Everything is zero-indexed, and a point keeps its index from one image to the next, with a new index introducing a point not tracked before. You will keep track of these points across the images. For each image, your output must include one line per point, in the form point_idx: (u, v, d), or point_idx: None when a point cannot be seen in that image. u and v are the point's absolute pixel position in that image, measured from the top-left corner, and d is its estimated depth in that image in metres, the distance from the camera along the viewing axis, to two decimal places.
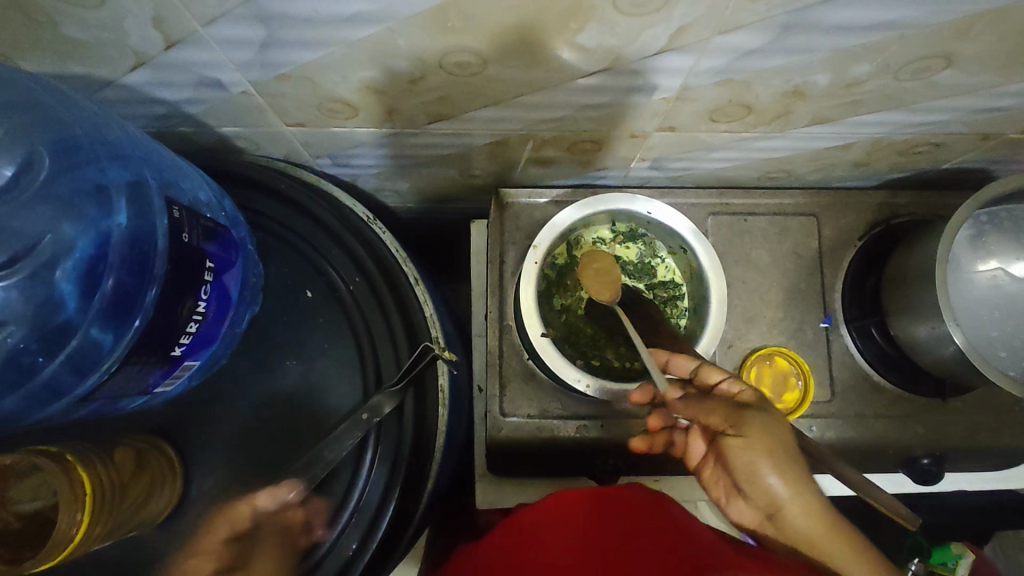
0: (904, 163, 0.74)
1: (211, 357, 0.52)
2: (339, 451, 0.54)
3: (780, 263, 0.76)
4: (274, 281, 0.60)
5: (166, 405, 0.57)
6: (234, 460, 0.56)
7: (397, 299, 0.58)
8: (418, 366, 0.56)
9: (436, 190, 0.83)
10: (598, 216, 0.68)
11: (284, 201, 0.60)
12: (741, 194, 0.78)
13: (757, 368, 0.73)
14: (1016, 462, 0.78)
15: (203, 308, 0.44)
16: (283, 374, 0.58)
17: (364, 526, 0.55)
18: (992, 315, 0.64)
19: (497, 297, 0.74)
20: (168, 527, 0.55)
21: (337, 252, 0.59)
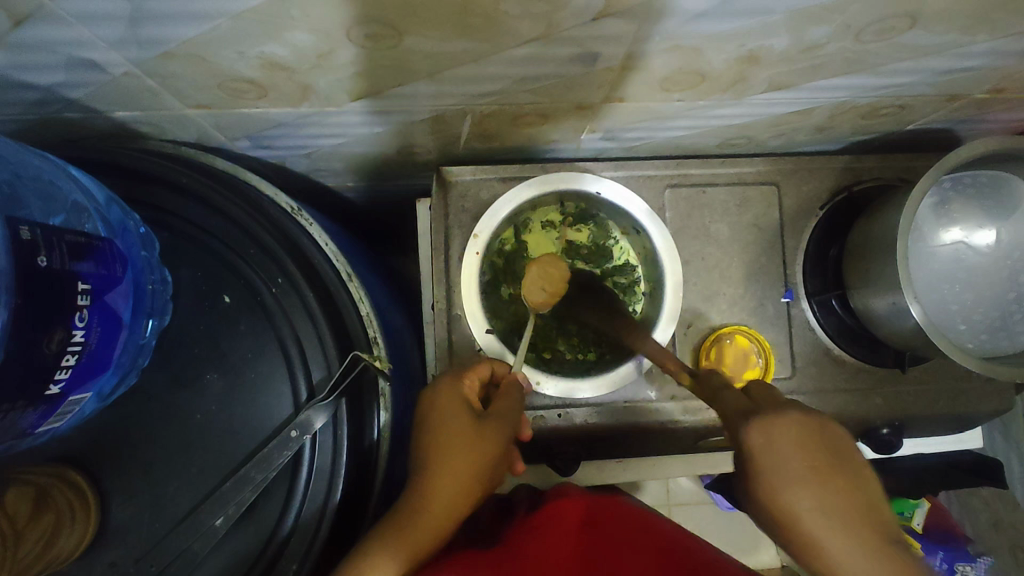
0: (868, 126, 0.71)
1: (123, 371, 0.49)
2: (267, 472, 0.50)
3: (740, 237, 0.73)
4: (188, 287, 0.54)
5: (75, 431, 0.51)
6: (156, 486, 0.52)
7: (325, 301, 0.53)
8: (348, 378, 0.52)
9: (376, 169, 0.76)
10: (546, 197, 0.64)
11: (185, 195, 0.53)
12: (700, 164, 0.73)
13: (717, 348, 0.69)
14: (970, 424, 0.79)
15: (81, 338, 0.39)
16: (203, 390, 0.53)
17: (302, 548, 0.50)
18: (954, 287, 0.62)
19: (445, 286, 0.69)
20: (87, 563, 0.50)
21: (254, 252, 0.53)
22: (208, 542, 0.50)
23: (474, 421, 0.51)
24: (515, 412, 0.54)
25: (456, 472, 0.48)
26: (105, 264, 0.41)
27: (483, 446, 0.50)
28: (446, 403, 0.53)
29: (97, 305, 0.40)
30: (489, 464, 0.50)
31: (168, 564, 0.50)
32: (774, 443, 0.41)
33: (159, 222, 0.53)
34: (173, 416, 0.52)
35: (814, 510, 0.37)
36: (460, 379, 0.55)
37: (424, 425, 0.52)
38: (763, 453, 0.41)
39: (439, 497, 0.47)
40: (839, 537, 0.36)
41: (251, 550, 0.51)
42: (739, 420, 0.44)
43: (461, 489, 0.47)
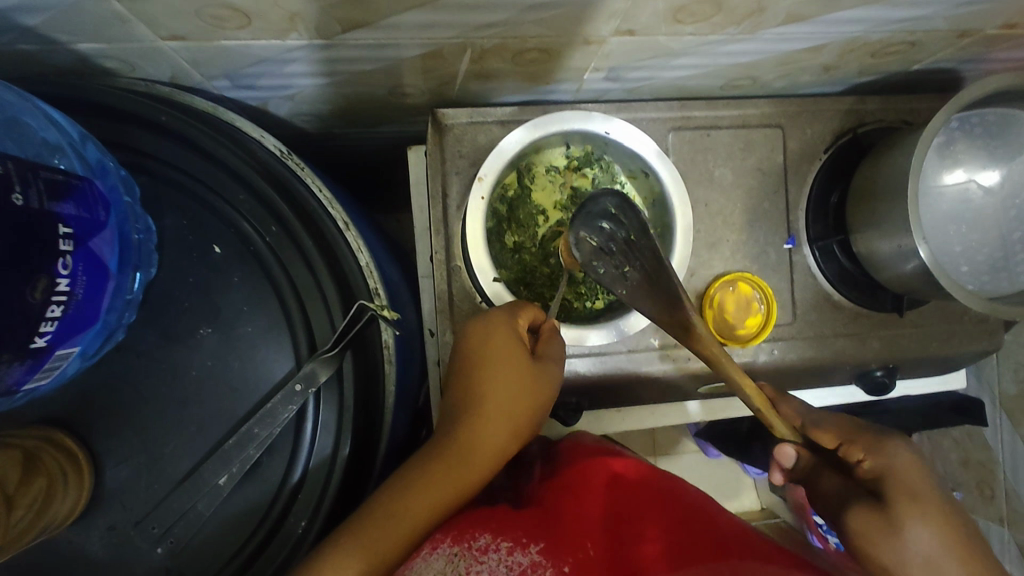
0: (875, 66, 0.69)
1: (108, 331, 0.45)
2: (272, 427, 0.48)
3: (744, 182, 0.71)
4: (174, 236, 0.50)
5: (62, 391, 0.48)
6: (152, 446, 0.49)
7: (324, 249, 0.50)
8: (354, 330, 0.49)
9: (365, 114, 0.72)
10: (551, 138, 0.61)
11: (166, 134, 0.49)
12: (704, 105, 0.71)
13: (720, 296, 0.69)
14: (958, 366, 0.81)
15: (66, 286, 0.37)
16: (197, 346, 0.50)
17: (310, 504, 0.49)
18: (957, 229, 0.62)
19: (443, 235, 0.66)
20: (85, 526, 0.48)
21: (245, 198, 0.49)
22: (213, 501, 0.48)
23: (527, 367, 0.54)
24: (557, 358, 0.56)
25: (503, 422, 0.52)
26: (87, 207, 0.39)
27: (531, 395, 0.53)
28: (499, 343, 0.54)
29: (81, 251, 0.38)
30: (532, 413, 0.54)
31: (172, 525, 0.48)
32: (918, 479, 0.48)
33: (139, 165, 0.49)
34: (166, 374, 0.49)
35: (933, 538, 0.44)
36: (516, 316, 0.55)
37: (475, 363, 0.54)
38: (901, 486, 0.48)
39: (486, 443, 0.50)
40: (937, 553, 0.44)
41: (257, 508, 0.49)
42: (868, 448, 0.52)
43: (505, 440, 0.51)
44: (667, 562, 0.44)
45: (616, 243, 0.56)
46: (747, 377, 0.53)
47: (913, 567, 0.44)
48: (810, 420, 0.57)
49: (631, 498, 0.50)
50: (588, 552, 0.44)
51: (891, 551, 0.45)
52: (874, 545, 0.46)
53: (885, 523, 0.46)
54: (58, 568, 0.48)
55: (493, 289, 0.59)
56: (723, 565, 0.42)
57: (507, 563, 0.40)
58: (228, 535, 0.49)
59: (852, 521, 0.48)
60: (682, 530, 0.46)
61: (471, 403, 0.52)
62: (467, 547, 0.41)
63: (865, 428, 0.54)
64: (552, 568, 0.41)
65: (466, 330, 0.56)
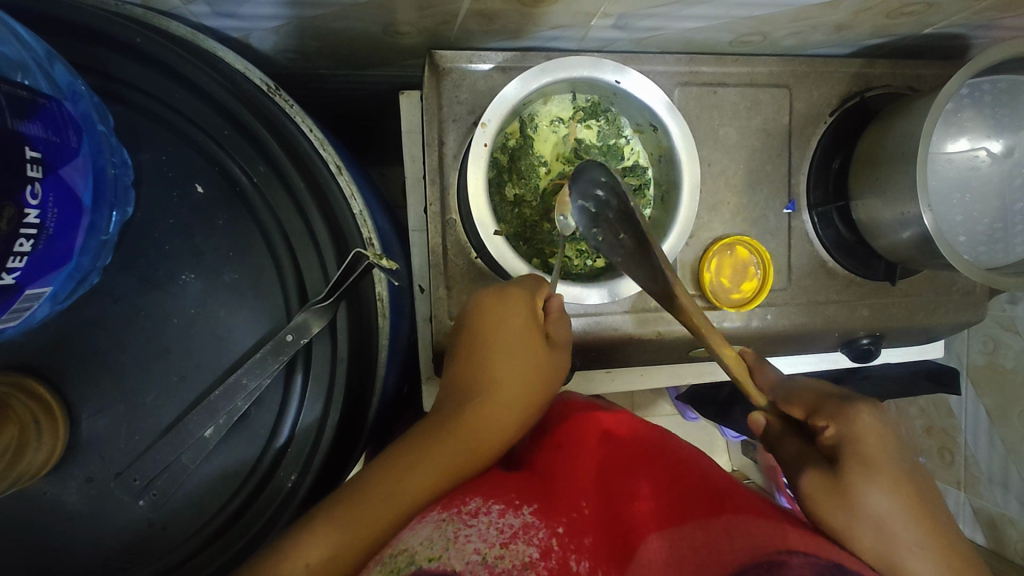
0: (887, 28, 0.67)
1: (82, 274, 0.42)
2: (261, 378, 0.46)
3: (748, 143, 0.70)
4: (152, 173, 0.47)
5: (32, 336, 0.45)
6: (132, 396, 0.47)
7: (317, 194, 0.47)
8: (348, 280, 0.46)
9: (355, 56, 0.67)
10: (557, 85, 0.58)
11: (140, 58, 0.44)
12: (713, 61, 0.68)
13: (717, 259, 0.68)
14: (939, 336, 0.82)
15: (36, 219, 0.34)
16: (179, 292, 0.47)
17: (302, 457, 0.47)
18: (958, 198, 0.62)
19: (438, 186, 0.64)
20: (60, 478, 0.46)
21: (231, 134, 0.46)
22: (198, 453, 0.46)
23: (541, 347, 0.53)
24: (566, 343, 0.56)
25: (516, 400, 0.49)
26: (55, 128, 0.35)
27: (543, 373, 0.52)
28: (512, 320, 0.53)
29: (52, 180, 0.35)
30: (545, 390, 0.52)
31: (154, 477, 0.46)
32: (880, 445, 0.43)
33: (112, 92, 0.45)
34: (146, 320, 0.46)
35: (884, 503, 0.40)
36: (534, 292, 0.55)
37: (492, 337, 0.52)
38: (858, 452, 0.42)
39: (499, 418, 0.47)
40: (887, 518, 0.40)
41: (246, 461, 0.48)
42: (828, 413, 0.46)
43: (516, 415, 0.48)
44: (661, 517, 0.43)
45: (612, 208, 0.52)
46: (728, 347, 0.49)
47: (862, 534, 0.40)
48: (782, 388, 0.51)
49: (625, 459, 0.50)
50: (582, 512, 0.42)
51: (842, 518, 0.41)
52: (825, 511, 0.42)
53: (836, 489, 0.42)
54: (33, 519, 0.46)
55: (493, 243, 0.57)
56: (715, 520, 0.41)
57: (497, 525, 0.38)
58: (215, 487, 0.47)
59: (807, 487, 0.43)
60: (675, 487, 0.46)
61: (484, 377, 0.50)
62: (455, 512, 0.39)
63: (830, 394, 0.48)
64: (545, 529, 0.39)
65: (482, 302, 0.55)
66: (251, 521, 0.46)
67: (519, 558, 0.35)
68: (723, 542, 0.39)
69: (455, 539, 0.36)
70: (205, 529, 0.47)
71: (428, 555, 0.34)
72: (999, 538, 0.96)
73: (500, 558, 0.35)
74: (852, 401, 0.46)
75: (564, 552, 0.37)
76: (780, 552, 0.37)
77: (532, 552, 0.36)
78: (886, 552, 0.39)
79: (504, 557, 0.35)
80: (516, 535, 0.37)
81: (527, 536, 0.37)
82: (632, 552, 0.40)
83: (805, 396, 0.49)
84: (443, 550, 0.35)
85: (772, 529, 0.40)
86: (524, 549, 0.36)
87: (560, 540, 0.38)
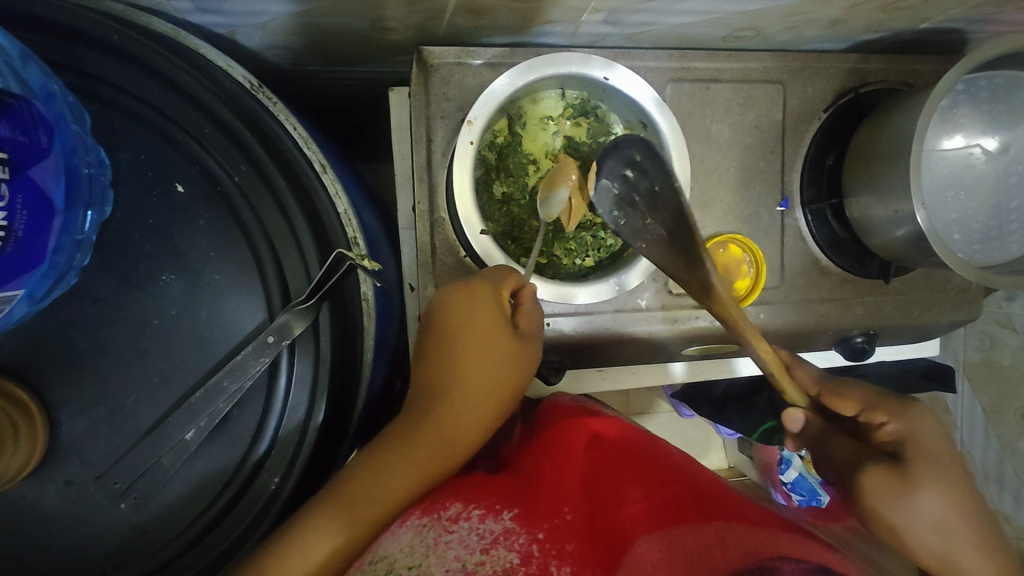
0: (883, 22, 0.66)
1: (58, 274, 0.41)
2: (242, 380, 0.46)
3: (741, 139, 0.69)
4: (130, 172, 0.46)
5: (10, 338, 0.45)
6: (112, 399, 0.46)
7: (299, 193, 0.46)
8: (331, 282, 0.46)
9: (343, 52, 0.66)
10: (545, 82, 0.58)
11: (117, 55, 0.44)
12: (706, 56, 0.68)
13: (710, 258, 0.67)
14: (934, 334, 0.82)
15: (4, 219, 0.34)
16: (159, 293, 0.46)
17: (285, 460, 0.46)
18: (954, 196, 0.61)
19: (427, 184, 0.63)
20: (40, 481, 0.45)
21: (211, 132, 0.45)
22: (180, 456, 0.46)
23: (510, 342, 0.52)
24: (536, 332, 0.55)
25: (482, 401, 0.49)
26: (25, 129, 0.36)
27: (513, 367, 0.52)
28: (479, 317, 0.52)
29: (20, 181, 0.35)
30: (512, 385, 0.51)
31: (135, 480, 0.46)
32: (941, 446, 0.45)
33: (88, 90, 0.44)
34: (126, 321, 0.46)
35: (943, 502, 0.41)
36: (501, 285, 0.53)
37: (454, 335, 0.52)
38: (920, 451, 0.44)
39: (467, 422, 0.47)
40: (947, 517, 0.40)
41: (228, 463, 0.47)
42: (890, 411, 0.48)
43: (486, 415, 0.49)
44: (651, 522, 0.42)
45: (639, 192, 0.54)
46: (757, 333, 0.52)
47: (920, 531, 0.41)
48: (829, 387, 0.55)
49: (611, 463, 0.50)
50: (564, 517, 0.42)
51: (900, 510, 0.41)
52: (881, 503, 0.42)
53: (899, 483, 0.42)
54: (15, 523, 0.45)
55: (479, 242, 0.57)
56: (705, 527, 0.40)
57: (478, 531, 0.38)
58: (198, 489, 0.47)
59: (862, 476, 0.44)
60: (663, 492, 0.45)
61: (449, 380, 0.50)
62: (436, 517, 0.39)
63: (889, 394, 0.51)
64: (526, 535, 0.38)
65: (447, 297, 0.53)
66: (235, 524, 0.46)
67: (499, 564, 0.34)
68: (710, 547, 0.38)
69: (434, 546, 0.35)
70: (188, 531, 0.46)
71: (407, 562, 0.34)
72: None
73: (481, 565, 0.34)
74: (905, 401, 0.49)
75: (546, 557, 0.36)
76: (770, 559, 0.36)
77: (512, 558, 0.35)
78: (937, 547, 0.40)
79: (484, 563, 0.34)
80: (496, 541, 0.37)
81: (507, 542, 0.37)
82: (620, 558, 0.39)
83: (855, 390, 0.53)
84: (422, 556, 0.35)
85: (762, 537, 0.39)
86: (505, 555, 0.35)
87: (541, 546, 0.37)
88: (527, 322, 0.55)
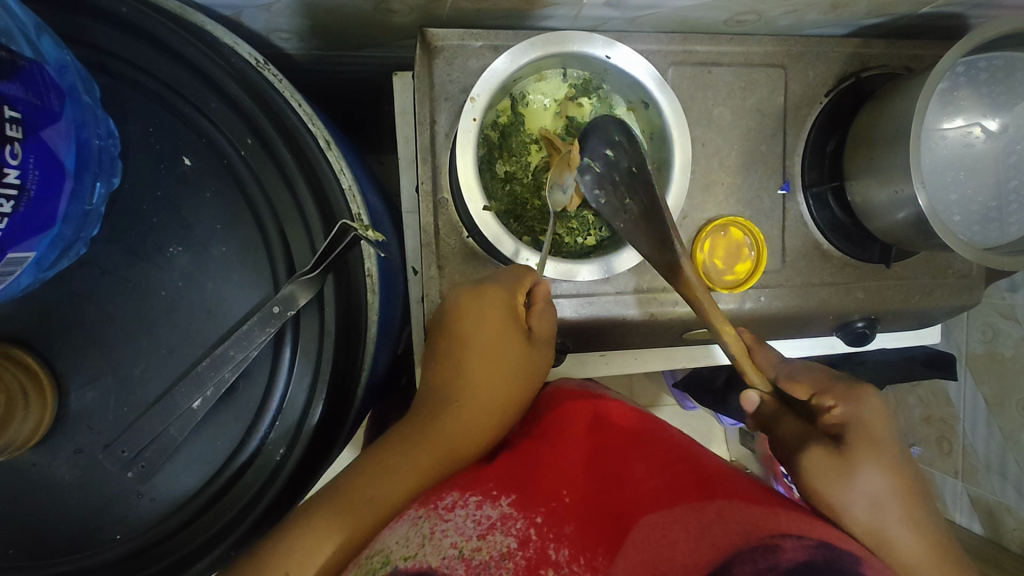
0: (884, 7, 0.66)
1: (66, 243, 0.42)
2: (249, 350, 0.46)
3: (742, 123, 0.69)
4: (140, 145, 0.47)
5: (20, 307, 0.45)
6: (119, 370, 0.47)
7: (304, 166, 0.46)
8: (335, 252, 0.46)
9: (348, 36, 0.67)
10: (548, 60, 0.59)
11: (126, 29, 0.44)
12: (707, 40, 0.68)
13: (710, 241, 0.68)
14: (935, 320, 0.82)
15: (16, 179, 0.35)
16: (167, 265, 0.47)
17: (290, 431, 0.47)
18: (954, 177, 0.62)
19: (430, 166, 0.63)
20: (49, 449, 0.46)
21: (219, 106, 0.46)
22: (186, 425, 0.46)
23: (520, 346, 0.52)
24: (547, 338, 0.55)
25: (488, 399, 0.49)
26: (37, 92, 0.37)
27: (518, 369, 0.52)
28: (490, 319, 0.52)
29: (32, 142, 0.36)
30: (521, 387, 0.51)
31: (142, 450, 0.46)
32: (882, 429, 0.47)
33: (98, 64, 0.45)
34: (136, 292, 0.47)
35: (877, 483, 0.44)
36: (515, 288, 0.53)
37: (466, 337, 0.51)
38: (863, 434, 0.46)
39: (474, 421, 0.47)
40: (881, 495, 0.43)
41: (233, 434, 0.48)
42: (838, 393, 0.49)
43: (492, 414, 0.49)
44: (653, 500, 0.42)
45: (619, 172, 0.54)
46: (724, 322, 0.51)
47: (858, 509, 0.43)
48: (783, 370, 0.54)
49: (612, 444, 0.49)
50: (561, 501, 0.41)
51: (838, 493, 0.44)
52: (819, 484, 0.45)
53: (840, 464, 0.44)
54: (24, 490, 0.46)
55: (481, 218, 0.57)
56: (710, 505, 0.41)
57: (474, 518, 0.38)
58: (203, 460, 0.48)
59: (807, 454, 0.46)
60: (667, 471, 0.45)
61: (457, 381, 0.49)
62: (432, 507, 0.39)
63: (836, 376, 0.51)
64: (523, 519, 0.38)
65: (458, 298, 0.54)
66: (241, 492, 0.46)
67: (496, 549, 0.36)
68: (711, 528, 0.38)
69: (431, 535, 0.36)
70: (195, 499, 0.47)
71: (404, 553, 0.34)
72: (996, 527, 0.95)
73: (477, 551, 0.35)
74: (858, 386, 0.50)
75: (543, 540, 0.37)
76: (772, 536, 0.37)
77: (509, 543, 0.36)
78: (866, 526, 0.43)
79: (481, 549, 0.35)
80: (493, 527, 0.37)
81: (504, 527, 0.37)
82: (624, 535, 0.39)
83: (808, 372, 0.53)
84: (420, 546, 0.35)
85: (760, 512, 0.40)
86: (501, 540, 0.36)
87: (538, 530, 0.38)
88: (540, 325, 0.54)
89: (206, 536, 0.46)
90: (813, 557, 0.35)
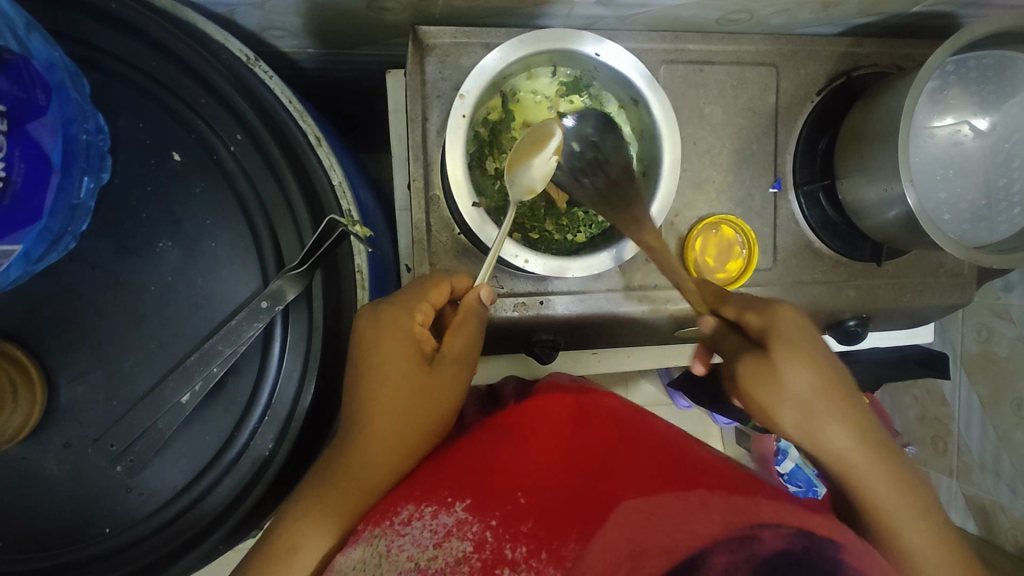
0: (875, 6, 0.66)
1: (53, 236, 0.42)
2: (237, 344, 0.47)
3: (734, 121, 0.70)
4: (130, 140, 0.47)
5: (11, 301, 0.46)
6: (108, 365, 0.47)
7: (293, 163, 0.47)
8: (324, 246, 0.47)
9: (341, 35, 0.67)
10: (538, 57, 0.59)
11: (116, 25, 0.44)
12: (699, 38, 0.68)
13: (702, 239, 0.68)
14: (927, 319, 0.82)
15: None
16: (156, 260, 0.47)
17: (278, 426, 0.47)
18: (944, 175, 0.62)
19: (422, 162, 0.63)
20: (39, 444, 0.46)
21: (208, 103, 0.46)
22: (175, 418, 0.47)
23: (428, 368, 0.49)
24: (462, 354, 0.52)
25: (407, 419, 0.47)
26: None
27: (436, 388, 0.49)
28: (396, 342, 0.49)
29: (17, 134, 0.40)
30: (441, 405, 0.49)
31: (131, 443, 0.46)
32: (799, 329, 0.51)
33: (88, 60, 0.45)
34: (125, 287, 0.47)
35: (805, 383, 0.49)
36: (414, 309, 0.51)
37: (372, 363, 0.48)
38: (782, 336, 0.51)
39: (414, 423, 0.47)
40: (808, 394, 0.49)
41: (222, 429, 0.48)
42: (756, 308, 0.53)
43: (418, 428, 0.47)
44: (630, 490, 0.41)
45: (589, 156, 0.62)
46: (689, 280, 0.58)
47: (791, 412, 0.49)
48: (709, 291, 0.58)
49: (587, 428, 0.48)
50: (519, 500, 0.41)
51: (771, 396, 0.50)
52: (758, 395, 0.51)
53: (766, 371, 0.50)
54: (14, 484, 0.46)
55: (470, 215, 0.57)
56: (690, 493, 0.41)
57: (431, 527, 0.39)
58: (192, 454, 0.48)
59: (739, 366, 0.52)
60: (647, 461, 0.45)
61: (368, 407, 0.47)
62: (388, 524, 0.40)
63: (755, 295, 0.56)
64: (479, 523, 0.39)
65: (360, 325, 0.49)
66: (230, 485, 0.47)
67: (452, 554, 0.37)
68: (682, 520, 0.38)
69: (388, 553, 0.38)
70: (185, 494, 0.47)
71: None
72: (991, 526, 0.95)
73: (434, 560, 0.37)
74: (773, 300, 0.54)
75: (499, 542, 0.38)
76: (750, 526, 0.37)
77: (465, 547, 0.38)
78: (798, 422, 0.49)
79: (436, 558, 0.37)
80: (450, 534, 0.39)
81: (460, 533, 0.39)
82: (598, 525, 0.38)
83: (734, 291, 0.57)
84: (377, 567, 0.37)
85: (740, 504, 0.40)
86: (458, 545, 0.38)
87: (494, 532, 0.39)
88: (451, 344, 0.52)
89: (197, 528, 0.47)
90: (790, 546, 0.36)
